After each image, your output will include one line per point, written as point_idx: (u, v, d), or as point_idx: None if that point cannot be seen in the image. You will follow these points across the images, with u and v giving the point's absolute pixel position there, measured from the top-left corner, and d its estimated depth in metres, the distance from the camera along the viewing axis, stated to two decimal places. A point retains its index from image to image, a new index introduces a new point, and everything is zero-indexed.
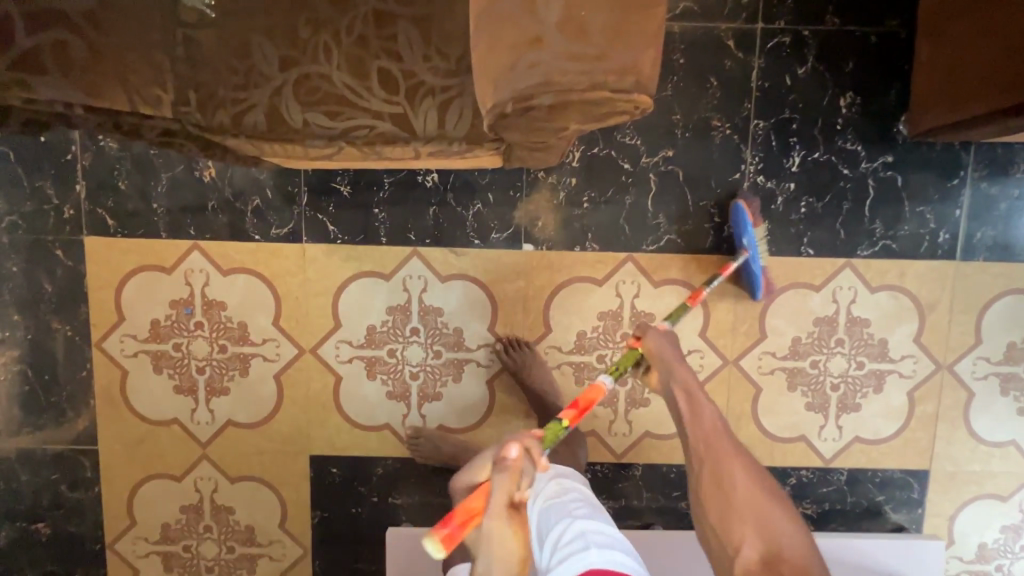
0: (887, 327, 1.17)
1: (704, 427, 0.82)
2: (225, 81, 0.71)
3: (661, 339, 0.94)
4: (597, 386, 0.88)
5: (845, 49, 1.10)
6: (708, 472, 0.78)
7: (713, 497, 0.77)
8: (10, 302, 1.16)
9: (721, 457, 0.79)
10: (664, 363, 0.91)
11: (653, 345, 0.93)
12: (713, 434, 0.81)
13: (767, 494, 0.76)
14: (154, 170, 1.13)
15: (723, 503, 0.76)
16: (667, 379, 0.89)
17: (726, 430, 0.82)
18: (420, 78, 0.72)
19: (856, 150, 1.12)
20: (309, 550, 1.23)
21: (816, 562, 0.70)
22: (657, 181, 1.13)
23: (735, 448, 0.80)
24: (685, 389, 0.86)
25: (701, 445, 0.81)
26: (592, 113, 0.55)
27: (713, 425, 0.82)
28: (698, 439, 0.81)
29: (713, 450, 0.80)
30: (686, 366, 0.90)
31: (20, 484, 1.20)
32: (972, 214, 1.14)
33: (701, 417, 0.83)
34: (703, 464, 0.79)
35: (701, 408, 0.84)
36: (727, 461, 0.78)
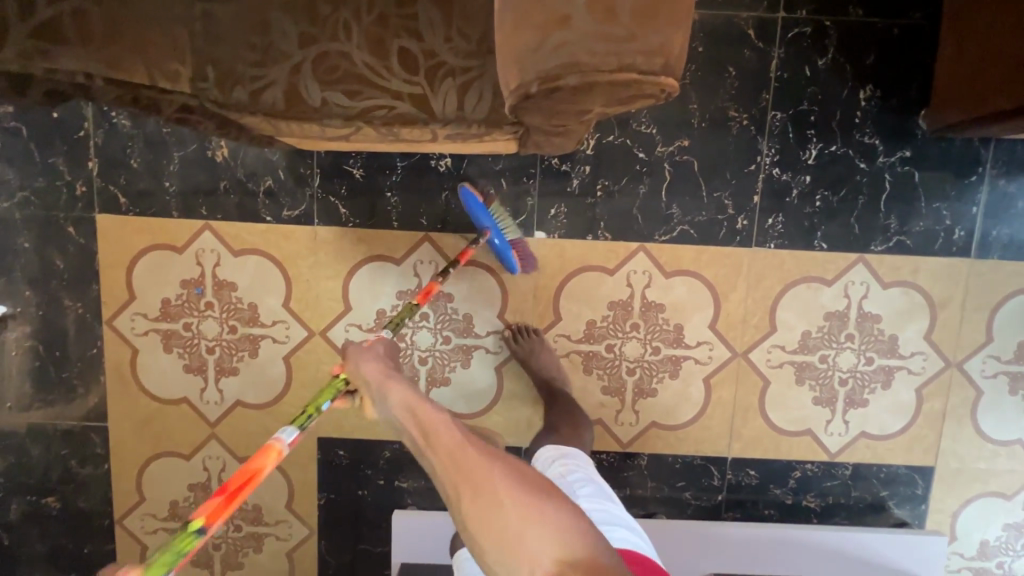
0: (899, 324, 1.17)
1: (443, 447, 0.64)
2: (242, 57, 0.71)
3: (367, 361, 0.75)
4: (268, 449, 0.66)
5: (866, 40, 1.08)
6: (471, 500, 0.61)
7: (488, 528, 0.60)
8: (22, 278, 1.16)
9: (477, 477, 0.62)
10: (375, 386, 0.71)
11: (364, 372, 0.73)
12: (458, 450, 0.63)
13: (536, 495, 0.62)
14: (166, 149, 1.12)
15: (496, 524, 0.60)
16: (391, 403, 0.69)
17: (470, 437, 0.65)
18: (440, 58, 0.71)
19: (874, 143, 1.11)
20: (315, 530, 1.24)
21: (598, 540, 0.61)
22: (670, 170, 1.13)
23: (487, 452, 0.65)
24: (414, 413, 0.67)
25: (453, 472, 0.62)
26: (618, 94, 0.54)
27: (452, 446, 0.64)
28: (444, 468, 0.63)
29: (467, 471, 0.62)
30: (402, 379, 0.72)
31: (31, 458, 1.21)
32: (989, 212, 1.13)
33: (438, 437, 0.64)
34: (462, 496, 0.61)
35: (438, 428, 0.65)
36: (487, 475, 0.62)
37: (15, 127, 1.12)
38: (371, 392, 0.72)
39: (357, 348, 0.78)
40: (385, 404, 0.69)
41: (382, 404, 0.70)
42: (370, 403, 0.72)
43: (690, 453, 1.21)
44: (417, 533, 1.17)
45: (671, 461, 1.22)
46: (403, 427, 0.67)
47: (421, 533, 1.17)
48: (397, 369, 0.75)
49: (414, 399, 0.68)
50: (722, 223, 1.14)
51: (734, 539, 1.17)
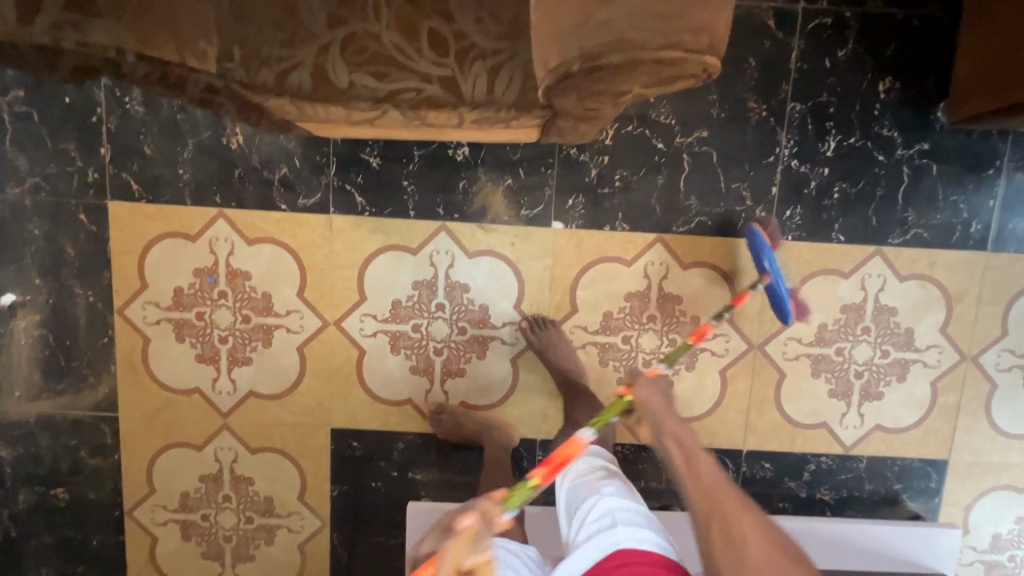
0: (914, 317, 1.17)
1: (706, 482, 0.77)
2: (270, 37, 0.69)
3: (649, 389, 0.89)
4: (575, 441, 0.77)
5: (886, 32, 1.08)
6: (718, 530, 0.73)
7: (725, 553, 0.72)
8: (32, 266, 1.14)
9: (726, 514, 0.74)
10: (653, 415, 0.86)
11: (642, 394, 0.88)
12: (715, 488, 0.76)
13: (783, 548, 0.72)
14: (181, 135, 1.11)
15: (735, 558, 0.71)
16: (670, 440, 0.83)
17: (727, 482, 0.78)
18: (471, 40, 0.70)
19: (892, 136, 1.11)
20: (327, 522, 1.23)
21: None
22: (689, 161, 1.12)
23: (743, 501, 0.76)
24: (685, 449, 0.82)
25: (710, 503, 0.75)
26: (660, 74, 0.54)
27: (712, 481, 0.77)
28: (699, 493, 0.76)
29: (719, 508, 0.74)
30: (676, 416, 0.87)
31: (40, 449, 1.20)
32: (1005, 205, 1.13)
33: (698, 472, 0.79)
34: (711, 523, 0.74)
35: (704, 469, 0.79)
36: (736, 513, 0.74)
37: (26, 112, 1.10)
38: (648, 422, 0.87)
39: (643, 378, 0.91)
40: (660, 432, 0.85)
41: (655, 430, 0.85)
42: (647, 428, 0.87)
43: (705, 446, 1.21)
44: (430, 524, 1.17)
45: None
46: (672, 455, 0.82)
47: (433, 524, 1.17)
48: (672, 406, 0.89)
49: (691, 444, 0.83)
50: (740, 214, 1.14)
51: None
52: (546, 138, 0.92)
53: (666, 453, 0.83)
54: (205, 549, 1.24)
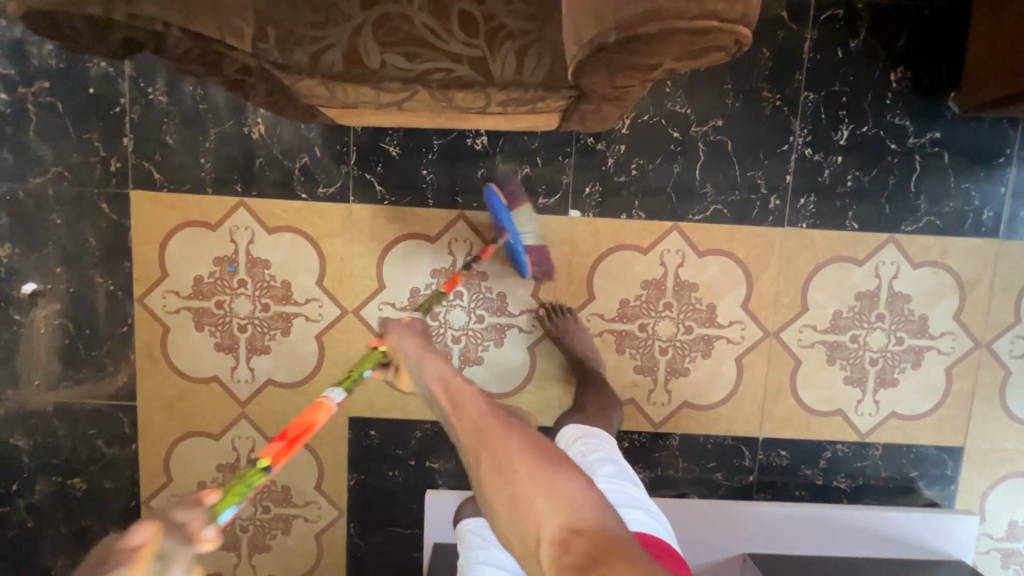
0: (928, 304, 1.18)
1: (472, 416, 0.61)
2: (304, 19, 0.71)
3: (405, 336, 0.77)
4: (318, 406, 0.74)
5: (897, 23, 1.10)
6: (486, 462, 0.58)
7: (498, 487, 0.57)
8: (54, 255, 1.15)
9: (495, 444, 0.59)
10: (413, 357, 0.73)
11: (393, 340, 0.78)
12: (481, 418, 0.61)
13: (548, 454, 0.59)
14: (204, 125, 1.12)
15: (507, 490, 0.57)
16: (432, 377, 0.67)
17: (497, 409, 0.62)
18: (500, 21, 0.72)
19: (904, 124, 1.13)
20: (344, 512, 1.23)
21: (611, 519, 0.56)
22: (704, 150, 1.14)
23: (506, 420, 0.61)
24: (446, 382, 0.66)
25: (472, 434, 0.60)
26: (695, 45, 0.55)
27: (475, 413, 0.61)
28: (464, 432, 0.60)
29: (488, 439, 0.59)
30: (439, 353, 0.73)
31: (58, 439, 1.20)
32: (1017, 192, 1.15)
33: (462, 404, 0.62)
34: (482, 461, 0.58)
35: (465, 398, 0.63)
36: (501, 441, 0.59)
37: (50, 102, 1.12)
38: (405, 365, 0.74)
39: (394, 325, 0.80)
40: (421, 373, 0.71)
41: (415, 372, 0.71)
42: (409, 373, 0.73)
43: (721, 434, 1.21)
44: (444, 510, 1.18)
45: (703, 442, 1.22)
46: (433, 394, 0.66)
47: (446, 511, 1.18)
48: (433, 346, 0.76)
49: (451, 373, 0.66)
50: (755, 202, 1.15)
51: (763, 518, 1.18)
52: (567, 123, 0.93)
53: (425, 393, 0.68)
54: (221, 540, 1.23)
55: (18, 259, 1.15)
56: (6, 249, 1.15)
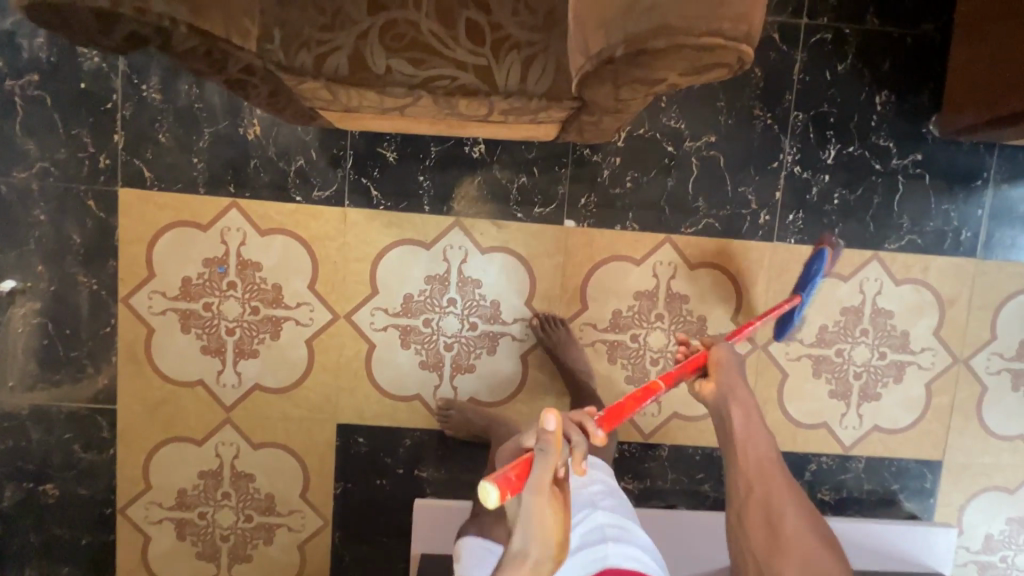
0: (910, 320, 1.21)
1: (761, 459, 0.85)
2: (311, 20, 0.71)
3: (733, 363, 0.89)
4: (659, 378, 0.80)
5: (882, 49, 1.15)
6: (761, 511, 0.83)
7: (761, 531, 0.82)
8: (36, 251, 1.12)
9: (772, 501, 0.83)
10: (724, 388, 0.87)
11: (720, 356, 0.89)
12: (767, 466, 0.85)
13: (813, 530, 0.83)
14: (198, 125, 1.11)
15: (771, 538, 0.82)
16: (739, 413, 0.86)
17: (778, 465, 0.86)
18: (506, 31, 0.72)
19: (887, 145, 1.17)
20: (329, 521, 1.20)
21: None
22: (698, 165, 1.16)
23: (788, 485, 0.85)
24: (750, 422, 0.86)
25: (759, 474, 0.84)
26: (699, 61, 0.56)
27: (764, 457, 0.85)
28: (751, 466, 0.85)
29: (767, 484, 0.84)
30: (748, 390, 0.88)
31: (31, 442, 1.16)
32: (992, 214, 1.19)
33: (756, 446, 0.86)
34: (758, 494, 0.83)
35: (763, 445, 0.86)
36: (780, 494, 0.84)
37: (39, 96, 1.09)
38: (721, 388, 0.87)
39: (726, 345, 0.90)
40: (724, 409, 0.87)
41: (725, 399, 0.87)
42: (709, 397, 0.88)
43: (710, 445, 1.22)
44: (428, 521, 1.17)
45: (692, 453, 1.22)
46: (738, 428, 0.86)
47: (431, 522, 1.17)
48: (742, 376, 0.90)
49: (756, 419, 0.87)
50: (746, 217, 1.18)
51: None
52: (566, 133, 0.94)
53: (722, 421, 0.87)
54: (200, 551, 1.20)
55: None
56: None
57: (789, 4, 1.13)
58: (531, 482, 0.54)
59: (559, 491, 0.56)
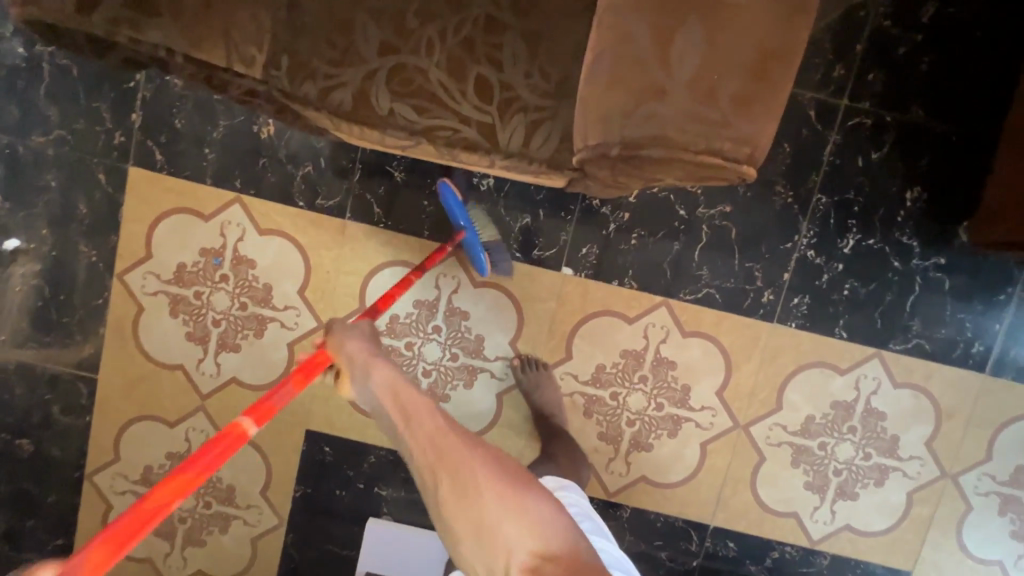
0: (903, 425, 1.16)
1: (425, 439, 0.64)
2: (321, 53, 0.70)
3: (352, 337, 0.77)
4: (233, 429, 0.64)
5: (922, 144, 1.09)
6: (450, 487, 0.61)
7: (459, 511, 0.60)
8: (43, 216, 1.14)
9: (456, 466, 0.61)
10: (364, 365, 0.73)
11: (352, 347, 0.76)
12: (439, 435, 0.63)
13: (509, 480, 0.62)
14: (213, 116, 1.11)
15: (474, 516, 0.59)
16: (385, 387, 0.69)
17: (452, 424, 0.65)
18: (516, 93, 0.71)
19: (911, 244, 1.12)
20: (284, 521, 1.22)
21: (577, 540, 0.61)
22: (708, 233, 1.12)
23: (467, 439, 0.64)
24: (398, 397, 0.68)
25: (429, 452, 0.63)
26: (696, 174, 0.55)
27: (434, 428, 0.64)
28: (425, 447, 0.63)
29: (439, 459, 0.62)
30: (389, 363, 0.73)
31: (14, 397, 1.19)
32: (1010, 332, 1.13)
33: (421, 417, 0.65)
34: (440, 471, 0.61)
35: (422, 412, 0.66)
36: (460, 455, 0.62)
37: (65, 64, 1.11)
38: (348, 373, 0.74)
39: (342, 324, 0.79)
40: (371, 382, 0.71)
41: (362, 380, 0.72)
42: (361, 382, 0.72)
43: (673, 514, 1.20)
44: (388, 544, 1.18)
45: (653, 518, 1.20)
46: (389, 406, 0.68)
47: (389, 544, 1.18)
48: (381, 349, 0.77)
49: (402, 385, 0.69)
50: (749, 293, 1.14)
51: None
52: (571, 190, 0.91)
53: (374, 403, 0.70)
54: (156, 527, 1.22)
55: (7, 213, 1.14)
56: None
57: (832, 82, 1.08)
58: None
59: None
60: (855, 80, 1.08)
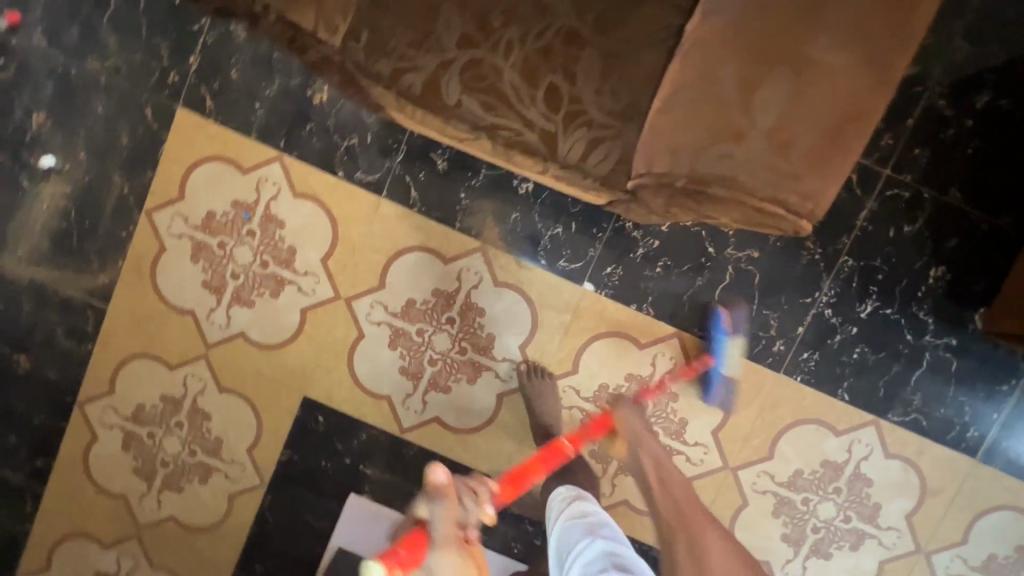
0: (886, 495, 1.18)
1: (676, 498, 0.90)
2: (401, 35, 0.72)
3: (633, 414, 0.99)
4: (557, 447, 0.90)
5: (953, 225, 1.11)
6: (681, 543, 0.84)
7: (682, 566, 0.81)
8: (83, 140, 1.15)
9: (687, 527, 0.86)
10: (634, 437, 0.97)
11: (624, 418, 0.98)
12: (689, 510, 0.88)
13: (735, 555, 0.83)
14: (271, 73, 1.12)
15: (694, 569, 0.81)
16: (645, 456, 0.95)
17: (699, 506, 0.90)
18: (584, 107, 0.72)
19: (926, 320, 1.13)
20: (264, 482, 1.22)
21: None
22: (732, 274, 1.14)
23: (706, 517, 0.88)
24: (660, 471, 0.94)
25: (672, 513, 0.88)
26: (754, 215, 0.64)
27: (687, 507, 0.89)
28: (681, 519, 0.87)
29: (690, 522, 0.87)
30: (652, 439, 0.98)
31: (20, 312, 1.19)
32: (1006, 422, 1.15)
33: (674, 492, 0.92)
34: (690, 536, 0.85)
35: (680, 487, 0.93)
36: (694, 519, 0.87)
37: None
38: (627, 440, 0.97)
39: (622, 401, 1.01)
40: (636, 454, 0.95)
41: (630, 449, 0.96)
42: (626, 445, 0.98)
43: (648, 543, 1.21)
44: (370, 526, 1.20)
45: None
46: (645, 471, 0.94)
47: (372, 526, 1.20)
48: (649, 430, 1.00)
49: (665, 463, 0.96)
50: (760, 340, 1.15)
51: None
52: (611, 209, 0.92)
53: (637, 469, 0.95)
54: (137, 466, 1.22)
55: (48, 131, 1.15)
56: (39, 117, 1.14)
57: (878, 150, 1.10)
58: (432, 542, 0.59)
59: (476, 544, 0.63)
60: (901, 152, 1.09)
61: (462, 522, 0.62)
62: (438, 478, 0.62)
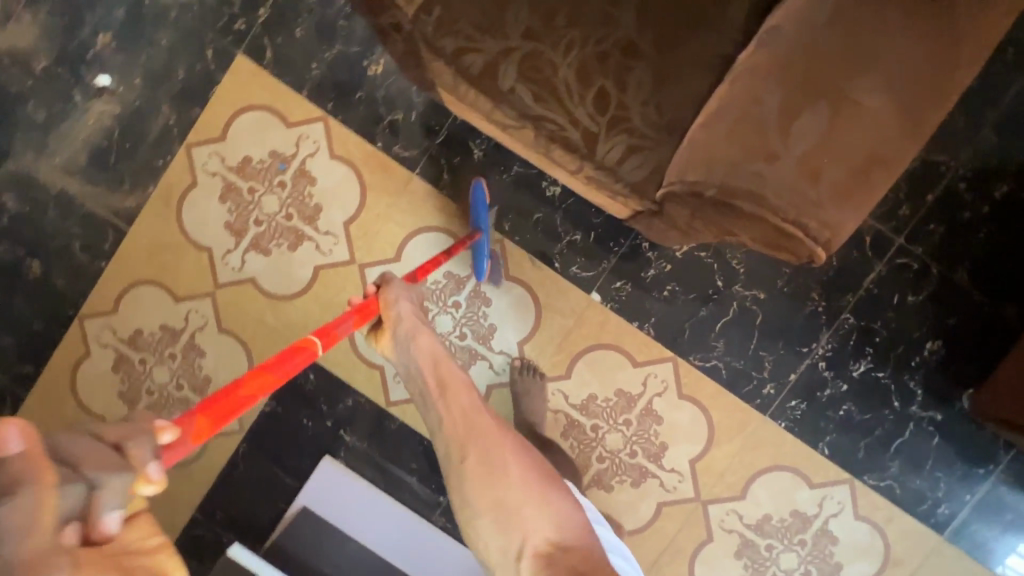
0: (850, 556, 1.18)
1: (464, 405, 0.86)
2: (471, 19, 0.76)
3: (402, 298, 0.89)
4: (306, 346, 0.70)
5: (956, 303, 1.14)
6: (473, 455, 0.82)
7: (482, 487, 0.79)
8: (141, 67, 1.19)
9: (486, 446, 0.82)
10: (404, 330, 0.88)
11: (390, 299, 0.88)
12: (472, 413, 0.85)
13: (536, 472, 0.82)
14: (333, 38, 1.17)
15: (496, 486, 0.79)
16: (424, 354, 0.88)
17: (484, 409, 0.87)
18: (628, 116, 0.76)
19: (915, 391, 1.16)
20: (243, 429, 1.23)
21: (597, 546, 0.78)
22: (735, 311, 1.17)
23: (501, 427, 0.85)
24: (437, 365, 0.88)
25: (462, 425, 0.84)
26: (775, 240, 0.59)
27: (471, 408, 0.86)
28: (460, 425, 0.84)
29: (477, 433, 0.83)
30: (424, 329, 0.90)
31: (44, 219, 1.22)
32: (978, 506, 1.16)
33: (451, 389, 0.87)
34: (469, 448, 0.82)
35: (457, 391, 0.87)
36: (493, 438, 0.83)
37: None
38: (393, 336, 0.89)
39: (395, 283, 0.90)
40: (410, 346, 0.88)
41: (405, 344, 0.88)
42: (391, 336, 0.89)
43: None
44: (353, 493, 1.19)
45: None
46: (423, 368, 0.88)
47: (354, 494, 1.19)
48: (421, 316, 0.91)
49: (441, 355, 0.89)
50: (752, 379, 1.17)
51: None
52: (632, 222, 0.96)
53: (413, 367, 0.88)
54: (122, 389, 1.23)
55: (110, 53, 1.19)
56: (105, 38, 1.19)
57: (894, 218, 1.14)
58: None
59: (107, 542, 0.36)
60: (915, 223, 1.13)
61: (69, 519, 0.33)
62: (10, 452, 0.31)
